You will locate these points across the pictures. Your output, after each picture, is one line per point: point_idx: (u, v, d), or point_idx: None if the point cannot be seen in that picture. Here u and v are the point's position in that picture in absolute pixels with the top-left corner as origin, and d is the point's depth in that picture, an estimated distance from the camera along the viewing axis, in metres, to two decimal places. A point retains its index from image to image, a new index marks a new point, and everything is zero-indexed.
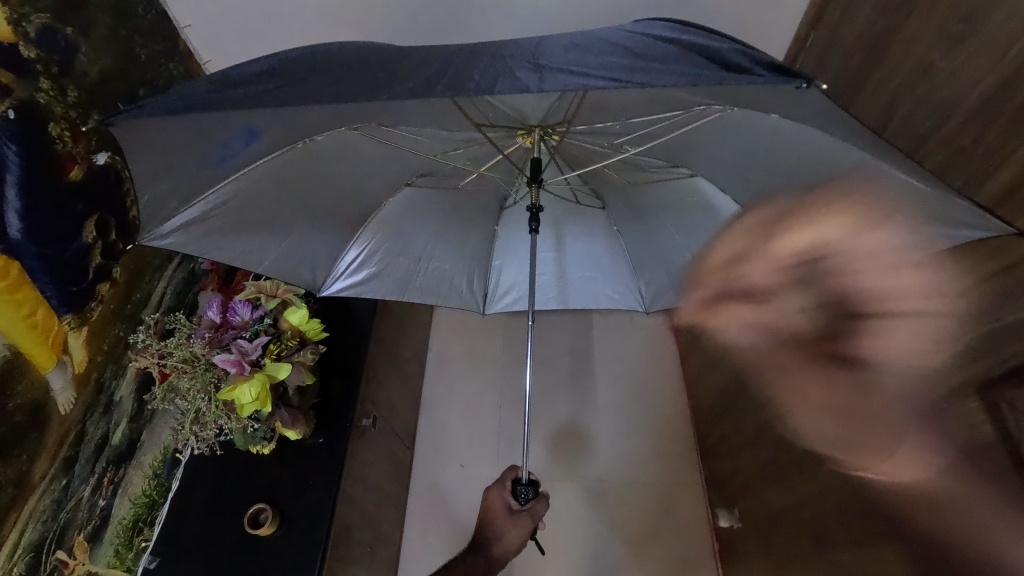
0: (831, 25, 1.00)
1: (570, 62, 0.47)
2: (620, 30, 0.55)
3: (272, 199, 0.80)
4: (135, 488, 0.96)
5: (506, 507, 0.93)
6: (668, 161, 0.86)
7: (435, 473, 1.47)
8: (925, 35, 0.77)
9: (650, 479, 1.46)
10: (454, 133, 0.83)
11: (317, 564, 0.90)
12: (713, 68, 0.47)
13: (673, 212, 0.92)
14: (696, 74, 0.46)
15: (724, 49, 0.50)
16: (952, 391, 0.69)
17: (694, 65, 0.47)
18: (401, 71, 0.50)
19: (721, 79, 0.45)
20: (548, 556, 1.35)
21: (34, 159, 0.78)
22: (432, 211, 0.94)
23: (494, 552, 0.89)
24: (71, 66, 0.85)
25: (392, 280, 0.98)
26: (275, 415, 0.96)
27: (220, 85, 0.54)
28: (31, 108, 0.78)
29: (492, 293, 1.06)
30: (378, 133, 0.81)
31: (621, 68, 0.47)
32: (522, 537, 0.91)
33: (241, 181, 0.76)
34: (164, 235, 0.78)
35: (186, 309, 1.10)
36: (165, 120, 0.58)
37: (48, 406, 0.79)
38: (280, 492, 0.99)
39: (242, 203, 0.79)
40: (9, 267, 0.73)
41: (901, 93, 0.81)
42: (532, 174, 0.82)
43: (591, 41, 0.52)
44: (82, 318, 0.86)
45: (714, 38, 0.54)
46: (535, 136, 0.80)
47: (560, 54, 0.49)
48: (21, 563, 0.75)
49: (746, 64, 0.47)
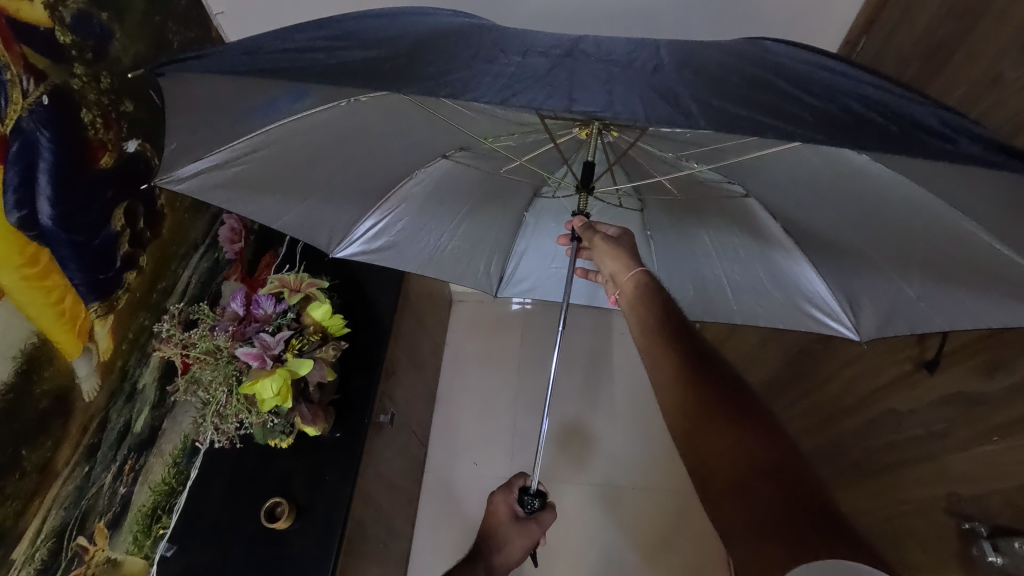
0: (889, 28, 0.95)
1: (702, 94, 0.44)
2: (751, 55, 0.53)
3: (298, 168, 0.78)
4: (155, 476, 0.97)
5: (511, 515, 0.91)
6: (724, 177, 0.79)
7: (449, 470, 1.46)
8: (995, 44, 0.72)
9: (667, 488, 1.43)
10: (510, 118, 0.79)
11: (331, 563, 0.90)
12: (863, 118, 0.45)
13: (712, 223, 0.86)
14: (853, 122, 0.44)
15: (861, 102, 0.48)
16: (1004, 423, 0.65)
17: (849, 120, 0.45)
18: (446, 66, 0.48)
19: (873, 139, 0.42)
20: (560, 560, 1.33)
21: (67, 147, 0.77)
22: (462, 192, 0.91)
23: (495, 561, 0.87)
24: (106, 52, 0.85)
25: (409, 252, 0.97)
26: (295, 410, 0.97)
27: (255, 50, 0.52)
28: (64, 93, 0.77)
29: (508, 279, 1.08)
30: (430, 107, 0.75)
31: (764, 103, 0.44)
32: (526, 545, 0.89)
33: (279, 133, 0.73)
34: (180, 178, 0.76)
35: (209, 300, 1.10)
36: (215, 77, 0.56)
37: (74, 393, 0.79)
38: (296, 486, 0.99)
39: (274, 158, 0.76)
40: (39, 254, 0.73)
41: (966, 103, 0.76)
42: (584, 180, 0.78)
43: (716, 64, 0.49)
44: (109, 306, 0.85)
45: (862, 82, 0.51)
46: (593, 128, 0.74)
47: (671, 70, 0.47)
48: (43, 548, 0.75)
49: (901, 120, 0.45)
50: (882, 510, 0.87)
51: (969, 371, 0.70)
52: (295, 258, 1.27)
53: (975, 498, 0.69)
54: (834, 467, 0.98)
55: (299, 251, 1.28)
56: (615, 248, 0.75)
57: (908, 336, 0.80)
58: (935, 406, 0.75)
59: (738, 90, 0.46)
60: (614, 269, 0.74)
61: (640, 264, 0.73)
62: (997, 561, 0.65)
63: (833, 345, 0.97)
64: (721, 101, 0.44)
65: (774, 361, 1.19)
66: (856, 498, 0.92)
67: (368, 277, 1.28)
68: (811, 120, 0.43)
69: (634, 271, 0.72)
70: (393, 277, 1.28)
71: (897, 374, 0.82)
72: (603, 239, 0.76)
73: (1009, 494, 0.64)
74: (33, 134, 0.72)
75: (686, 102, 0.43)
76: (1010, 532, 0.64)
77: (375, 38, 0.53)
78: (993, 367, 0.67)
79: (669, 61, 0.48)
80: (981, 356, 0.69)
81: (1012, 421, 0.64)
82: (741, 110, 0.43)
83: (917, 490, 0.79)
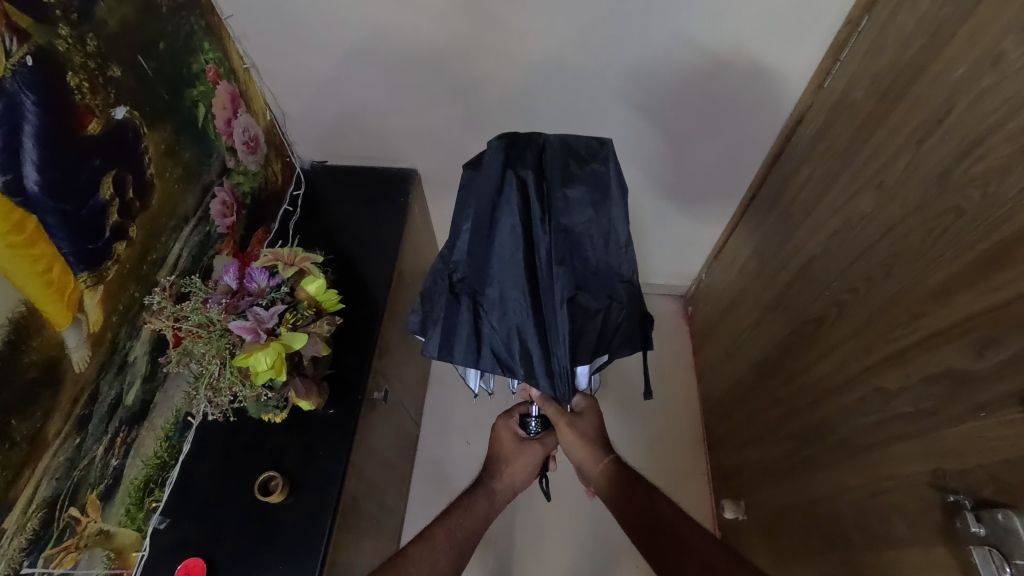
0: (888, 7, 0.92)
1: (580, 284, 0.79)
2: (609, 260, 0.80)
3: (432, 290, 0.85)
4: (148, 449, 0.96)
5: (512, 436, 0.99)
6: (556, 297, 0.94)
7: (442, 448, 1.47)
8: (997, 23, 0.70)
9: (655, 468, 1.46)
10: (490, 220, 0.78)
11: (319, 564, 0.90)
12: (609, 305, 0.82)
13: None
14: (583, 350, 0.80)
15: (626, 312, 0.83)
16: (993, 401, 0.66)
17: (630, 316, 0.85)
18: (474, 266, 0.80)
19: (615, 327, 0.84)
20: (547, 537, 1.36)
21: (53, 112, 0.76)
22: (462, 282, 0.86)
23: (496, 485, 0.95)
24: (91, 13, 0.82)
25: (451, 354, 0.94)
26: (290, 384, 0.97)
27: (427, 281, 0.87)
28: (49, 54, 0.75)
29: (473, 386, 0.99)
30: (481, 244, 0.79)
31: (547, 293, 0.77)
32: (526, 467, 0.98)
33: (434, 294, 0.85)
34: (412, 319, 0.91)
35: (201, 273, 1.08)
36: (427, 295, 0.87)
37: (63, 363, 0.77)
38: (289, 461, 1.00)
39: (428, 294, 0.86)
40: (25, 221, 0.72)
41: (964, 85, 0.74)
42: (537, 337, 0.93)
43: (614, 192, 0.80)
44: (98, 277, 0.83)
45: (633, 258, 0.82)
46: None
47: (587, 268, 0.79)
48: (34, 519, 0.75)
49: (624, 313, 0.84)
50: (861, 489, 0.88)
51: (959, 350, 0.71)
52: (287, 234, 1.32)
53: (960, 473, 0.70)
54: (818, 445, 0.99)
55: (292, 226, 1.32)
56: (582, 442, 0.94)
57: (900, 316, 0.82)
58: (922, 385, 0.77)
59: (591, 278, 0.80)
60: (584, 459, 0.94)
61: (606, 453, 0.93)
62: (980, 532, 0.66)
63: (827, 327, 0.99)
64: (528, 287, 0.78)
65: (768, 343, 1.21)
66: (834, 476, 0.94)
67: (360, 253, 1.26)
68: (539, 369, 0.78)
69: (603, 461, 0.92)
70: (386, 251, 1.26)
71: (888, 353, 0.83)
72: (568, 426, 0.96)
73: (994, 470, 0.66)
74: (16, 97, 0.70)
75: (493, 323, 0.80)
76: (994, 506, 0.66)
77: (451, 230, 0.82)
78: (983, 345, 0.68)
79: (581, 203, 0.78)
80: (971, 336, 0.70)
81: (997, 398, 0.66)
82: (493, 347, 0.81)
83: (900, 467, 0.80)
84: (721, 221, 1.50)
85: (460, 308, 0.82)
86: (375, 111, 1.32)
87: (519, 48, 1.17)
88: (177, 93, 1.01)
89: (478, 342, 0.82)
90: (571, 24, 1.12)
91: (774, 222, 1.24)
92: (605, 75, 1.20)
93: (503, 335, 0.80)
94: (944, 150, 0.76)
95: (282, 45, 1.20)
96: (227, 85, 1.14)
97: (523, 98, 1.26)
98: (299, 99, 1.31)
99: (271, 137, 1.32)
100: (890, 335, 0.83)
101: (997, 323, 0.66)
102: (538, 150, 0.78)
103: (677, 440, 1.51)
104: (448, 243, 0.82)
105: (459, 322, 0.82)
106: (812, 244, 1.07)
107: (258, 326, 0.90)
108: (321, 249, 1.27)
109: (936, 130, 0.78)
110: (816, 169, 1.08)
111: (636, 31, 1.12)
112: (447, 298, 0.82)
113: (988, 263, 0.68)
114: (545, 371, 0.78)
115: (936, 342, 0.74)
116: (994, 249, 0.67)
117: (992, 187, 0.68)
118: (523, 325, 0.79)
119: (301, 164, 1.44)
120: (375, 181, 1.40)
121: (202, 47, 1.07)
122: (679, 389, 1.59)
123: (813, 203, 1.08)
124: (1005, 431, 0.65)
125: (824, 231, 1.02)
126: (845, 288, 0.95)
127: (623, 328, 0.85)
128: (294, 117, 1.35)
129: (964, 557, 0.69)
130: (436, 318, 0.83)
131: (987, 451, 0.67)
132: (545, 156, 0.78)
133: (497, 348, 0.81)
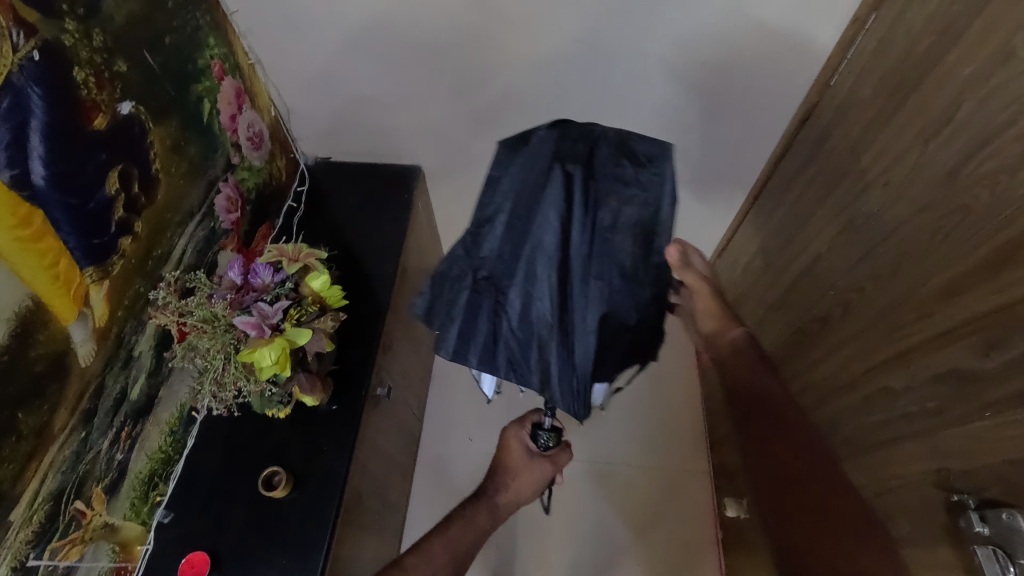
0: (897, 4, 0.92)
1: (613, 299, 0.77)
2: (646, 277, 0.79)
3: (453, 281, 0.84)
4: (152, 444, 0.97)
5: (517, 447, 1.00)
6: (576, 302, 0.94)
7: (445, 444, 1.48)
8: (1008, 20, 0.69)
9: (655, 465, 1.47)
10: (530, 215, 0.77)
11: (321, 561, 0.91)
12: (640, 322, 0.81)
13: None
14: (604, 361, 0.81)
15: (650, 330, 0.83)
16: (999, 401, 0.66)
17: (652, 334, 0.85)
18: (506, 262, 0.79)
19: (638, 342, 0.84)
20: (548, 534, 1.36)
21: (60, 106, 0.76)
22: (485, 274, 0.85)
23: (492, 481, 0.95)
24: (98, 8, 0.82)
25: None
26: (294, 379, 0.97)
27: (447, 269, 0.85)
28: (55, 49, 0.75)
29: (489, 390, 0.99)
30: (515, 240, 0.78)
31: (575, 304, 0.75)
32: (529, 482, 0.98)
33: (455, 287, 0.84)
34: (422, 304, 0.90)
35: (206, 268, 1.09)
36: (447, 284, 0.86)
37: (69, 357, 0.78)
38: (292, 456, 1.00)
39: (446, 286, 0.85)
40: (32, 215, 0.72)
41: (974, 83, 0.73)
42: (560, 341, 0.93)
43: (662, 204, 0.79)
44: (104, 272, 0.84)
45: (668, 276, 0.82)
46: None
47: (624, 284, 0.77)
48: (40, 512, 0.76)
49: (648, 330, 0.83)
50: (866, 488, 0.88)
51: (966, 350, 0.71)
52: (291, 230, 1.32)
53: (965, 473, 0.70)
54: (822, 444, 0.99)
55: (296, 222, 1.32)
56: None
57: (907, 315, 0.81)
58: (928, 385, 0.76)
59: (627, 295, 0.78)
60: None
61: None
62: (983, 532, 0.66)
63: (832, 325, 0.99)
64: (558, 294, 0.76)
65: (773, 342, 1.21)
66: None
67: (362, 248, 1.26)
68: (556, 381, 0.78)
69: None
70: (389, 247, 1.26)
71: (894, 352, 0.83)
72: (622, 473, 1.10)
73: (999, 470, 0.65)
74: (22, 91, 0.70)
75: (516, 324, 0.80)
76: (999, 505, 0.65)
77: (486, 220, 0.81)
78: (990, 345, 0.68)
79: (626, 211, 0.77)
80: (978, 335, 0.69)
81: (1004, 397, 0.65)
82: (510, 348, 0.83)
83: (905, 466, 0.80)
84: (727, 216, 1.49)
85: (483, 305, 0.82)
86: (389, 110, 1.32)
87: (528, 47, 1.17)
88: (183, 88, 1.01)
89: (496, 341, 0.83)
90: (581, 22, 1.12)
91: (780, 220, 1.24)
92: (623, 73, 1.20)
93: (522, 338, 0.81)
94: (953, 148, 0.76)
95: (296, 41, 1.20)
96: (232, 80, 1.15)
97: (527, 94, 1.26)
98: (304, 96, 1.31)
99: (275, 132, 1.32)
100: (897, 335, 0.83)
101: (1004, 323, 0.66)
102: (591, 144, 0.78)
103: (679, 437, 1.51)
104: (481, 234, 0.81)
105: (479, 319, 0.83)
106: (818, 243, 1.06)
107: (263, 322, 0.90)
108: (324, 245, 1.27)
109: (945, 129, 0.78)
110: (822, 168, 1.07)
111: (660, 27, 1.12)
112: (469, 293, 0.82)
113: (996, 262, 0.67)
114: (561, 383, 0.78)
115: (943, 342, 0.74)
116: (1002, 247, 0.67)
117: (1001, 185, 0.68)
118: (544, 332, 0.78)
119: (306, 161, 1.44)
120: (378, 177, 1.39)
121: (207, 43, 1.07)
122: (680, 387, 1.59)
123: (818, 201, 1.07)
124: (1011, 431, 0.64)
125: (831, 229, 1.02)
126: (852, 287, 0.95)
127: (643, 343, 0.85)
128: (300, 113, 1.35)
129: (968, 557, 0.69)
130: (456, 312, 0.84)
131: (993, 451, 0.67)
132: (597, 156, 0.77)
133: (513, 350, 0.83)
